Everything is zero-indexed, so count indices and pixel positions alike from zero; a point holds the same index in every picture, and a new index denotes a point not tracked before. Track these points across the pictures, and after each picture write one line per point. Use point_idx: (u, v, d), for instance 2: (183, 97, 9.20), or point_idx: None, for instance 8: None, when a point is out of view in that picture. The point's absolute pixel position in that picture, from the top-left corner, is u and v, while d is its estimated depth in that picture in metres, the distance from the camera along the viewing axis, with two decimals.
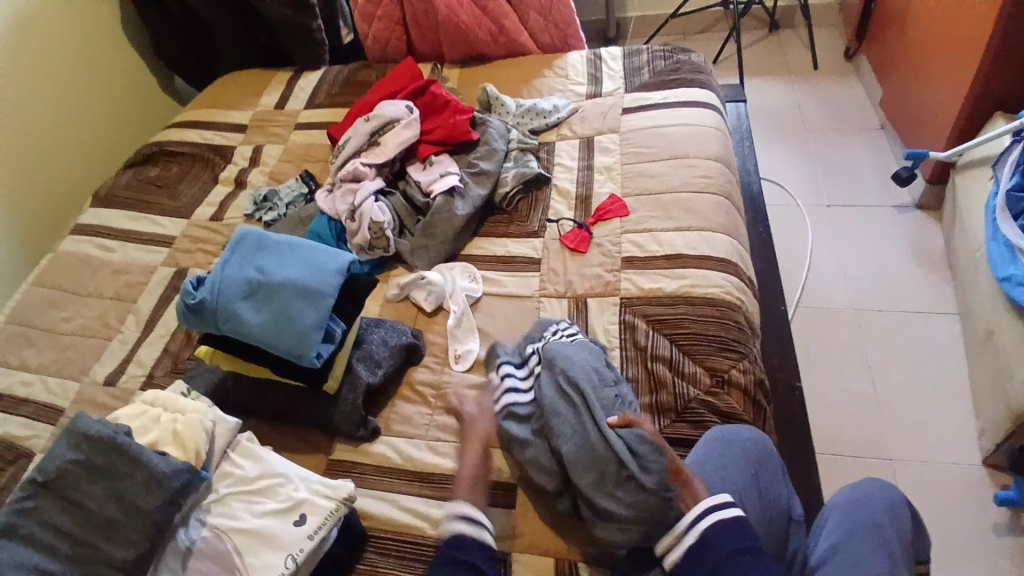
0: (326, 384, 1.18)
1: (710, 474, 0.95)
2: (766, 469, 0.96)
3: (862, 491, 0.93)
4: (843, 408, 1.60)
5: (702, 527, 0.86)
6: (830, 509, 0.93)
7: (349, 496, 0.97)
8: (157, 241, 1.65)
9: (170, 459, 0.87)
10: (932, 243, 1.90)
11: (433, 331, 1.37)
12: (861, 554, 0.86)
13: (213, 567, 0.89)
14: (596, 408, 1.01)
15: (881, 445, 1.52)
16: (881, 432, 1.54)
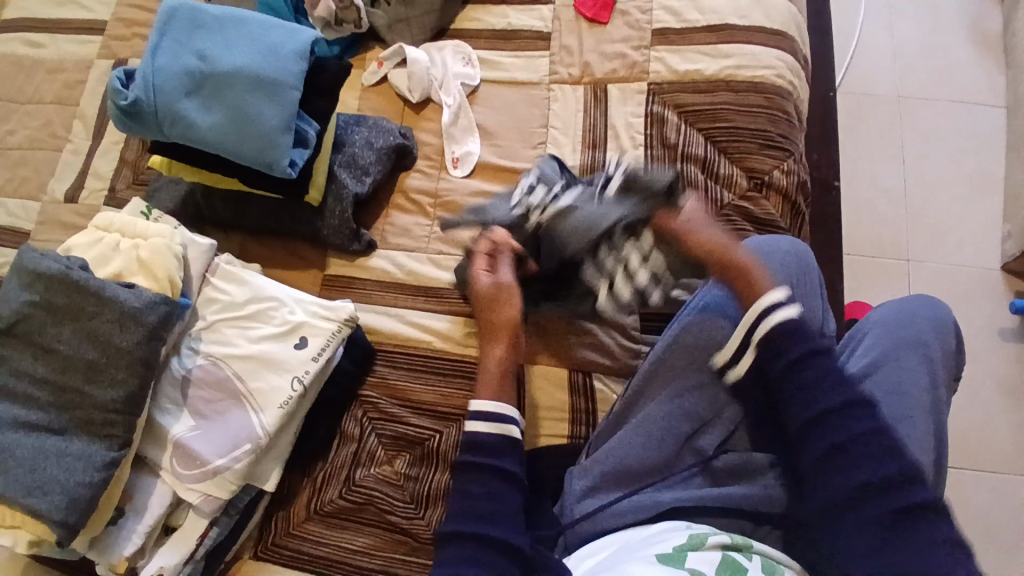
0: (307, 196, 1.04)
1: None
2: (805, 282, 0.88)
3: (909, 307, 0.87)
4: (870, 205, 1.47)
5: (773, 319, 0.74)
6: (872, 323, 0.86)
7: (350, 317, 0.90)
8: (88, 27, 1.34)
9: (140, 292, 0.79)
10: (992, 21, 1.59)
11: (425, 129, 1.17)
12: (900, 373, 0.82)
13: (215, 393, 0.86)
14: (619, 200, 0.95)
15: (902, 245, 1.43)
16: (905, 232, 1.44)
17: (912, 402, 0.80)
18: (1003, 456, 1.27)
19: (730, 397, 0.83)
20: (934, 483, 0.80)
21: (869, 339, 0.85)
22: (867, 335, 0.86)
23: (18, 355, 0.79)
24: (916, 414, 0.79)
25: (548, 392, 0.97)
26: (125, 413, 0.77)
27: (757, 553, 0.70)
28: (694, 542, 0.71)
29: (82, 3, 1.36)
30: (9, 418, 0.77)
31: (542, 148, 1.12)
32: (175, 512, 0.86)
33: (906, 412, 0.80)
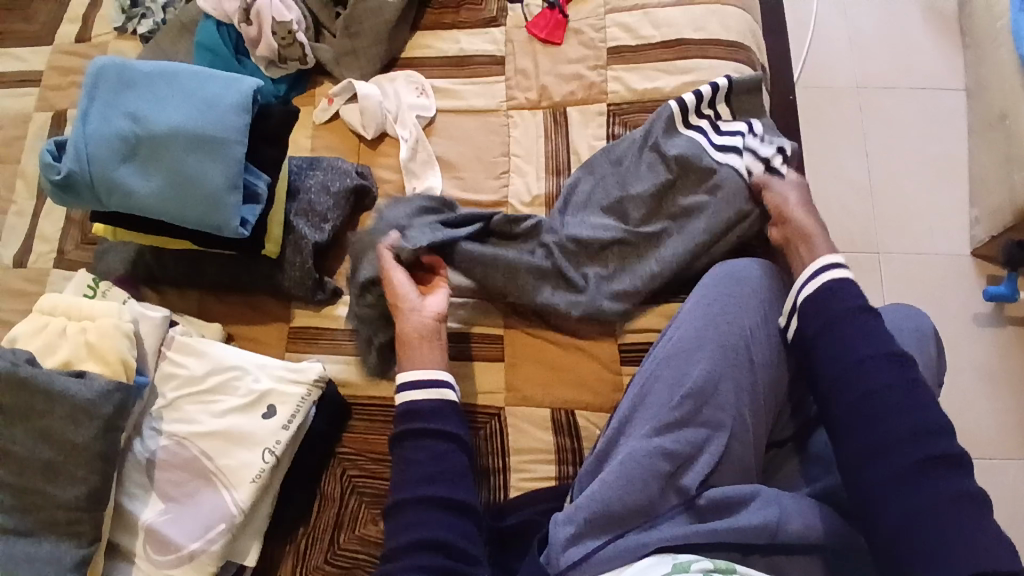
0: (263, 250, 1.01)
1: (717, 317, 0.86)
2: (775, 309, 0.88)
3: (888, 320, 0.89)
4: (839, 199, 1.46)
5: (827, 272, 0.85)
6: None
7: (319, 377, 0.87)
8: (22, 80, 1.27)
9: (93, 382, 0.76)
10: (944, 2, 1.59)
11: (383, 165, 1.13)
12: None
13: (183, 473, 0.83)
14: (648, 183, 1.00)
15: (872, 237, 1.43)
16: (874, 223, 1.44)
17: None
18: (989, 442, 1.28)
19: (711, 433, 0.81)
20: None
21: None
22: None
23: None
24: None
25: (529, 432, 0.94)
26: (90, 510, 0.74)
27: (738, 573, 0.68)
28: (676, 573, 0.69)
29: (15, 55, 1.29)
30: None
31: (505, 177, 1.09)
32: None
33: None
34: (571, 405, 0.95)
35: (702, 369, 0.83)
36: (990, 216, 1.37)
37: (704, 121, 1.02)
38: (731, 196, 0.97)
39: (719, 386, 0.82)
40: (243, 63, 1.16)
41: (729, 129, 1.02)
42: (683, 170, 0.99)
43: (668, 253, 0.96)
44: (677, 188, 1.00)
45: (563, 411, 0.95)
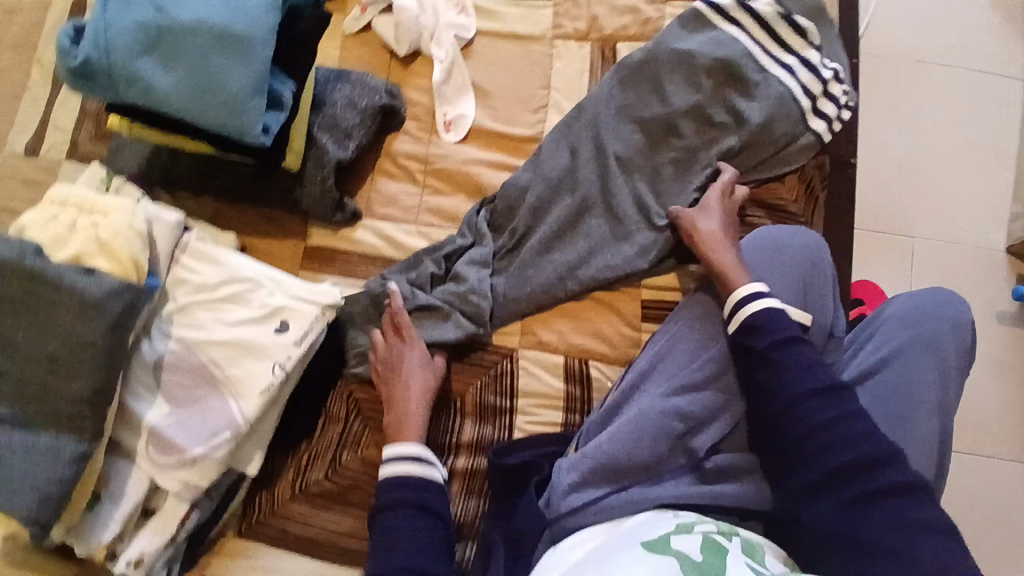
0: (285, 162, 0.95)
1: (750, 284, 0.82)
2: (817, 279, 0.83)
3: (925, 306, 0.84)
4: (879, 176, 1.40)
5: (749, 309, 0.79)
6: (885, 320, 0.85)
7: (334, 301, 0.86)
8: None
9: (101, 278, 0.74)
10: None
11: (413, 85, 1.07)
12: (910, 376, 0.80)
13: (189, 378, 0.82)
14: (691, 130, 0.97)
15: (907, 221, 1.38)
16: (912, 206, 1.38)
17: (921, 399, 0.80)
18: (993, 436, 1.27)
19: (728, 399, 0.81)
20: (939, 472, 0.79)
21: (885, 331, 0.84)
22: (885, 327, 0.84)
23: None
24: (925, 413, 0.79)
25: (538, 377, 0.93)
26: (93, 407, 0.73)
27: (738, 537, 0.67)
28: (679, 529, 0.67)
29: None
30: None
31: (542, 112, 1.03)
32: (153, 496, 0.85)
33: (916, 409, 0.79)
34: (587, 353, 0.94)
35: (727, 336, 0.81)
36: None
37: (752, 44, 0.99)
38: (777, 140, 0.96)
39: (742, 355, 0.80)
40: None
41: (782, 61, 0.98)
42: (736, 114, 0.96)
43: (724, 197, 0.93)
44: (727, 132, 0.96)
45: (578, 359, 0.94)
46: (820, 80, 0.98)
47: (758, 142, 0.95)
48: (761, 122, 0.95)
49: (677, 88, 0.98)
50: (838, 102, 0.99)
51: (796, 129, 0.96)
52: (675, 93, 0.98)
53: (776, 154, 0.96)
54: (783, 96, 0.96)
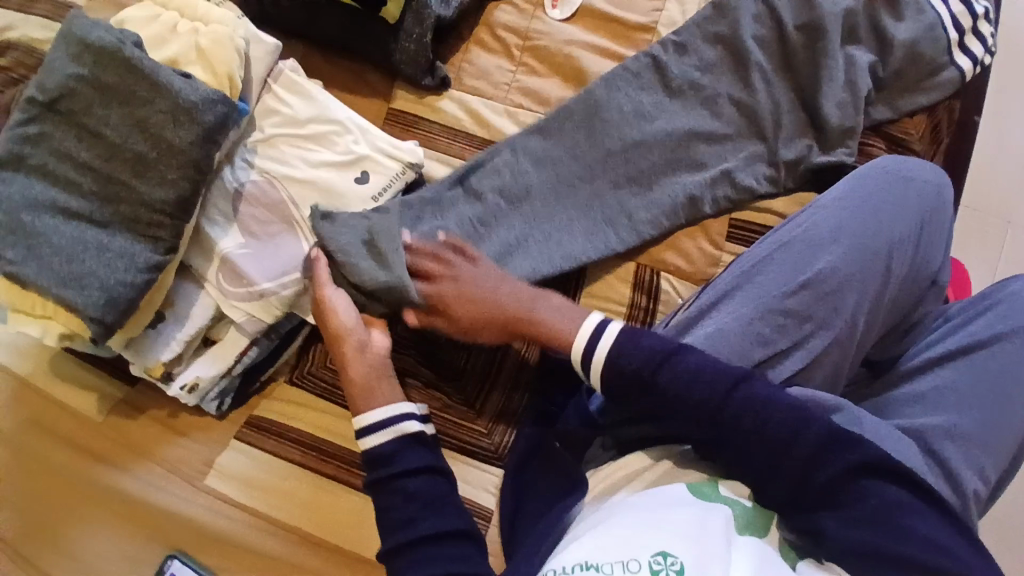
0: (383, 9, 0.91)
1: (872, 209, 0.75)
2: (933, 221, 0.77)
3: None
4: (992, 154, 1.24)
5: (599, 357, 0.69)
6: (1006, 295, 0.78)
7: (416, 162, 0.82)
8: None
9: (197, 85, 0.72)
10: None
11: None
12: (1023, 356, 0.74)
13: (266, 213, 0.81)
14: (834, 35, 0.84)
15: (1012, 203, 1.22)
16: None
17: (1022, 386, 0.74)
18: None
19: (816, 330, 0.72)
20: (1006, 466, 0.74)
21: (1003, 309, 0.77)
22: (1003, 305, 0.77)
23: (64, 139, 0.74)
24: (1019, 401, 0.73)
25: (609, 282, 0.86)
26: (174, 216, 0.73)
27: None
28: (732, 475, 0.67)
29: None
30: (52, 203, 0.72)
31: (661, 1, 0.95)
32: (215, 326, 0.84)
33: (1011, 394, 0.73)
34: (660, 263, 0.86)
35: (829, 263, 0.73)
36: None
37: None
38: (924, 72, 0.86)
39: (845, 284, 0.72)
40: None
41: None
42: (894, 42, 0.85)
43: (855, 121, 0.83)
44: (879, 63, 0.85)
45: (650, 267, 0.86)
46: (975, 16, 0.87)
47: (900, 65, 0.85)
48: (908, 41, 0.84)
49: None
50: (986, 44, 0.88)
51: (940, 62, 0.85)
52: None
53: (919, 83, 0.86)
54: (935, 21, 0.85)
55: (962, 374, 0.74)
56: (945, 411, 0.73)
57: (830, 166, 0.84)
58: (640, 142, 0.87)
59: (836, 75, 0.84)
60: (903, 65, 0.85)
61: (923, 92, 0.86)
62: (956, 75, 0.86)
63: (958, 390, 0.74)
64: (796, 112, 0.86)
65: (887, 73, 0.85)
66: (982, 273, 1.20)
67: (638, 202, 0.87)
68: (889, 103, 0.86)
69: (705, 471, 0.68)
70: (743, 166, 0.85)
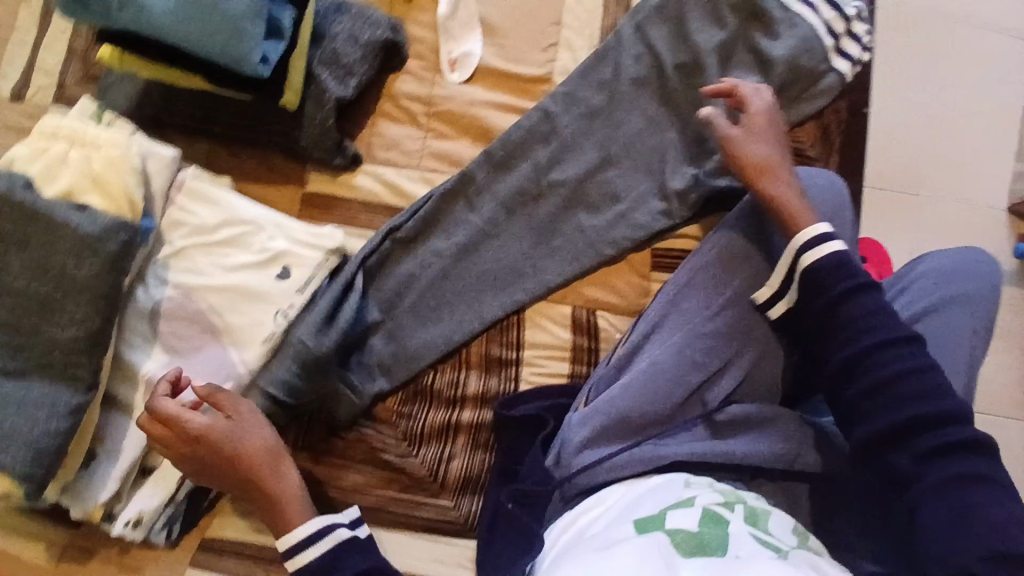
0: (281, 99, 0.88)
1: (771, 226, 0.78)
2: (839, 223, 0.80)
3: (965, 263, 0.83)
4: (895, 133, 1.33)
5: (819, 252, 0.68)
6: (918, 276, 0.83)
7: (338, 247, 0.81)
8: None
9: (95, 217, 0.70)
10: None
11: (417, 22, 1.00)
12: (944, 333, 0.79)
13: (188, 326, 0.78)
14: (712, 64, 0.88)
15: (917, 179, 1.32)
16: (924, 164, 1.32)
17: (950, 364, 0.77)
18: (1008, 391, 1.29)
19: (742, 346, 0.75)
20: None
21: (918, 290, 0.82)
22: (918, 286, 0.82)
23: None
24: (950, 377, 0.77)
25: (548, 328, 0.90)
26: (89, 353, 0.70)
27: (741, 506, 0.63)
28: (680, 503, 0.63)
29: None
30: None
31: (553, 51, 0.98)
32: (152, 453, 0.80)
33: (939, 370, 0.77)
34: (594, 302, 0.91)
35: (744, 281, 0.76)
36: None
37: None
38: (806, 82, 0.89)
39: None
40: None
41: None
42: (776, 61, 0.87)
43: None
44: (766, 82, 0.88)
45: (586, 308, 0.90)
46: (845, 19, 0.89)
47: (783, 80, 0.88)
48: (788, 58, 0.87)
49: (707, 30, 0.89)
50: (862, 43, 0.90)
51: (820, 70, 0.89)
52: (699, 30, 0.89)
53: (804, 93, 0.89)
54: (809, 34, 0.87)
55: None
56: None
57: (721, 191, 0.88)
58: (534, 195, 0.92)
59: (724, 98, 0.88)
60: (787, 80, 0.88)
61: (808, 101, 0.90)
62: (836, 80, 0.89)
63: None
64: (700, 139, 0.90)
65: (773, 90, 0.88)
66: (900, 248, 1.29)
67: (535, 254, 0.92)
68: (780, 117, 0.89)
69: (654, 501, 0.64)
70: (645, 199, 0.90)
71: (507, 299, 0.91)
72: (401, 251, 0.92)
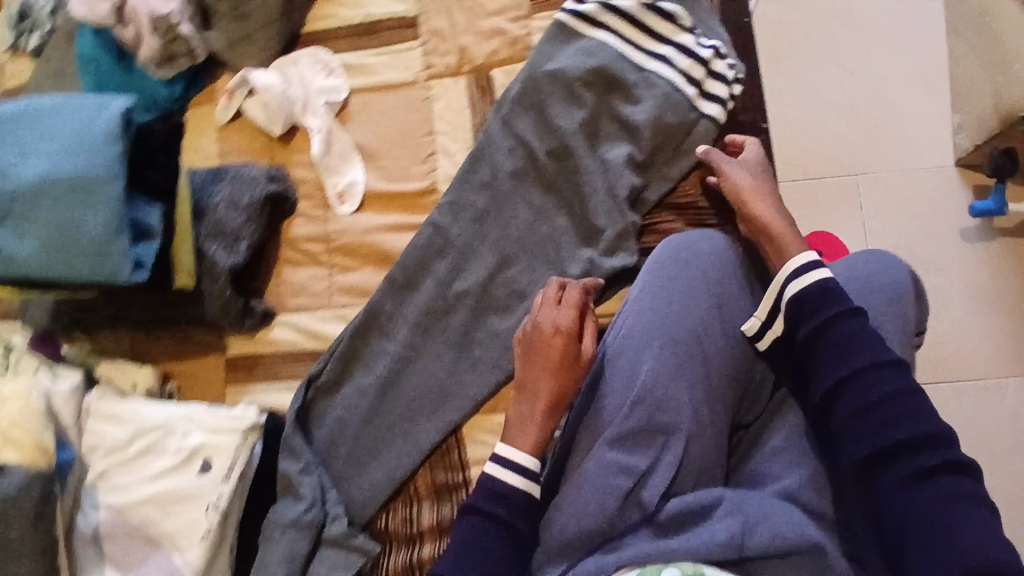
0: (177, 283, 0.90)
1: (662, 309, 0.78)
2: (729, 287, 0.79)
3: (860, 268, 0.84)
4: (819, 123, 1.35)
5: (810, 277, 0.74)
6: None
7: (254, 423, 0.83)
8: None
9: (7, 476, 0.71)
10: None
11: (299, 165, 1.01)
12: None
13: (131, 540, 0.79)
14: (579, 144, 0.89)
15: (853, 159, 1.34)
16: (851, 146, 1.34)
17: None
18: (982, 349, 1.28)
19: (663, 438, 0.73)
20: None
21: None
22: None
23: None
24: None
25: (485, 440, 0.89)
26: None
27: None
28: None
29: None
30: None
31: (433, 161, 0.98)
32: None
33: None
34: None
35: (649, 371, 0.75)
36: (974, 121, 1.25)
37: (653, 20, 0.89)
38: (675, 134, 0.88)
39: (671, 388, 0.74)
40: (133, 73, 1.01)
41: (657, 52, 0.88)
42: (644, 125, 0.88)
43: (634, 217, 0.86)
44: (638, 148, 0.88)
45: None
46: (702, 61, 0.88)
47: (653, 142, 0.87)
48: (650, 121, 0.87)
49: (567, 111, 0.89)
50: (727, 79, 0.88)
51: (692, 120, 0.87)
52: (560, 114, 0.90)
53: (679, 145, 0.88)
54: (667, 91, 0.87)
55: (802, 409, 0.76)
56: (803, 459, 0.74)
57: (617, 270, 0.87)
58: (440, 310, 0.92)
59: (600, 173, 0.88)
60: (657, 138, 0.87)
61: (686, 153, 0.88)
62: (708, 126, 0.88)
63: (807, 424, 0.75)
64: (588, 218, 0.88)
65: (646, 155, 0.88)
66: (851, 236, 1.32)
67: (458, 370, 0.91)
68: (661, 175, 0.89)
69: None
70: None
71: (440, 422, 0.90)
72: (325, 398, 0.94)
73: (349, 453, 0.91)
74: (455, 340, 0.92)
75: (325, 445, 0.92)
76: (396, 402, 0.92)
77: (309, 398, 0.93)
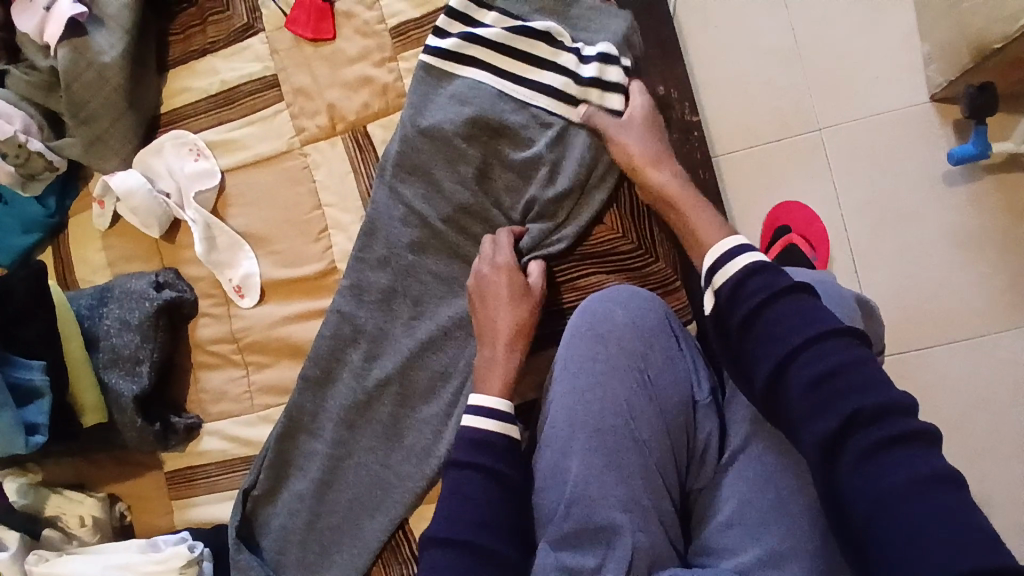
0: (85, 422, 0.89)
1: (585, 388, 0.70)
2: (653, 357, 0.71)
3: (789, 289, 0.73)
4: (757, 78, 1.13)
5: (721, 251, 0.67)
6: None
7: (189, 559, 0.85)
8: None
9: None
10: None
11: (189, 261, 0.93)
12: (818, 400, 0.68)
13: None
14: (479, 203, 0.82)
15: (807, 112, 1.12)
16: (800, 98, 1.12)
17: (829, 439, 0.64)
18: (973, 315, 1.06)
19: (607, 534, 0.66)
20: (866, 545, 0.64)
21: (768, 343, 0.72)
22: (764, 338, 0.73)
23: None
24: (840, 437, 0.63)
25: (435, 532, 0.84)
26: None
27: None
28: None
29: None
30: None
31: (326, 237, 0.88)
32: None
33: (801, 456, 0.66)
34: None
35: (579, 462, 0.68)
36: (943, 51, 1.02)
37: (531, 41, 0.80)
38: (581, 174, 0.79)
39: (605, 482, 0.67)
40: (4, 196, 0.95)
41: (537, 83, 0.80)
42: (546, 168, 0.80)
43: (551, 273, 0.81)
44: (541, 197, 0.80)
45: None
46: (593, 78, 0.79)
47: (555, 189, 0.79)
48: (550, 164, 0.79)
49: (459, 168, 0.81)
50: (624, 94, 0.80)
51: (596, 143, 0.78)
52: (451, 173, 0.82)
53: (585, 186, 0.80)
54: (564, 125, 0.80)
55: (754, 477, 0.67)
56: (762, 531, 0.65)
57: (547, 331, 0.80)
58: (352, 419, 0.85)
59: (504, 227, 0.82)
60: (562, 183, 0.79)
61: (595, 193, 0.80)
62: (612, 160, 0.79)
63: (760, 494, 0.66)
64: None
65: (549, 204, 0.80)
66: (822, 203, 1.10)
67: (394, 462, 0.84)
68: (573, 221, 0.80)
69: None
70: (471, 370, 0.81)
71: (385, 519, 0.83)
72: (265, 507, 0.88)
73: (298, 564, 0.86)
74: (382, 432, 0.84)
75: (273, 559, 0.87)
76: (331, 511, 0.86)
77: (250, 510, 0.88)
